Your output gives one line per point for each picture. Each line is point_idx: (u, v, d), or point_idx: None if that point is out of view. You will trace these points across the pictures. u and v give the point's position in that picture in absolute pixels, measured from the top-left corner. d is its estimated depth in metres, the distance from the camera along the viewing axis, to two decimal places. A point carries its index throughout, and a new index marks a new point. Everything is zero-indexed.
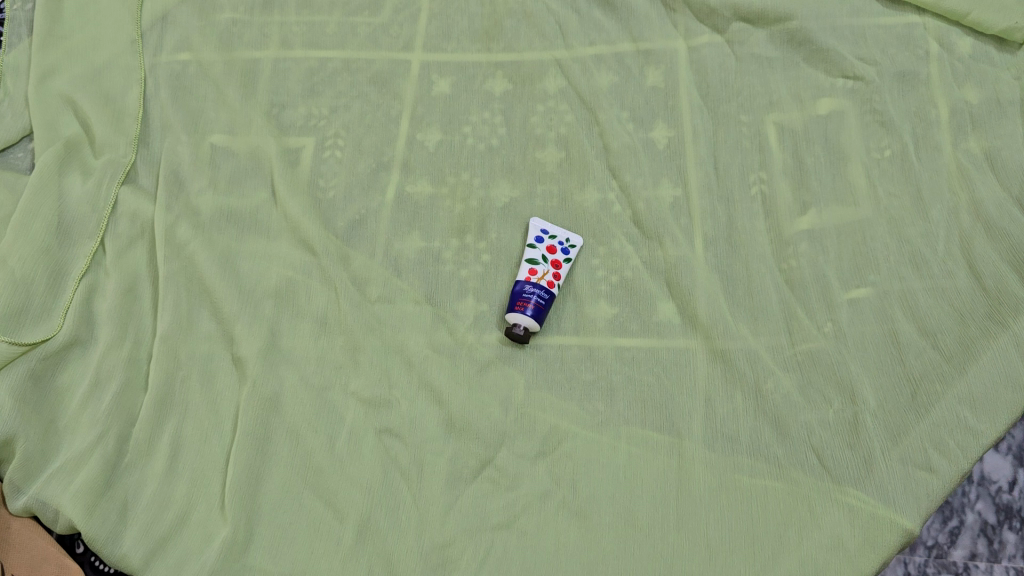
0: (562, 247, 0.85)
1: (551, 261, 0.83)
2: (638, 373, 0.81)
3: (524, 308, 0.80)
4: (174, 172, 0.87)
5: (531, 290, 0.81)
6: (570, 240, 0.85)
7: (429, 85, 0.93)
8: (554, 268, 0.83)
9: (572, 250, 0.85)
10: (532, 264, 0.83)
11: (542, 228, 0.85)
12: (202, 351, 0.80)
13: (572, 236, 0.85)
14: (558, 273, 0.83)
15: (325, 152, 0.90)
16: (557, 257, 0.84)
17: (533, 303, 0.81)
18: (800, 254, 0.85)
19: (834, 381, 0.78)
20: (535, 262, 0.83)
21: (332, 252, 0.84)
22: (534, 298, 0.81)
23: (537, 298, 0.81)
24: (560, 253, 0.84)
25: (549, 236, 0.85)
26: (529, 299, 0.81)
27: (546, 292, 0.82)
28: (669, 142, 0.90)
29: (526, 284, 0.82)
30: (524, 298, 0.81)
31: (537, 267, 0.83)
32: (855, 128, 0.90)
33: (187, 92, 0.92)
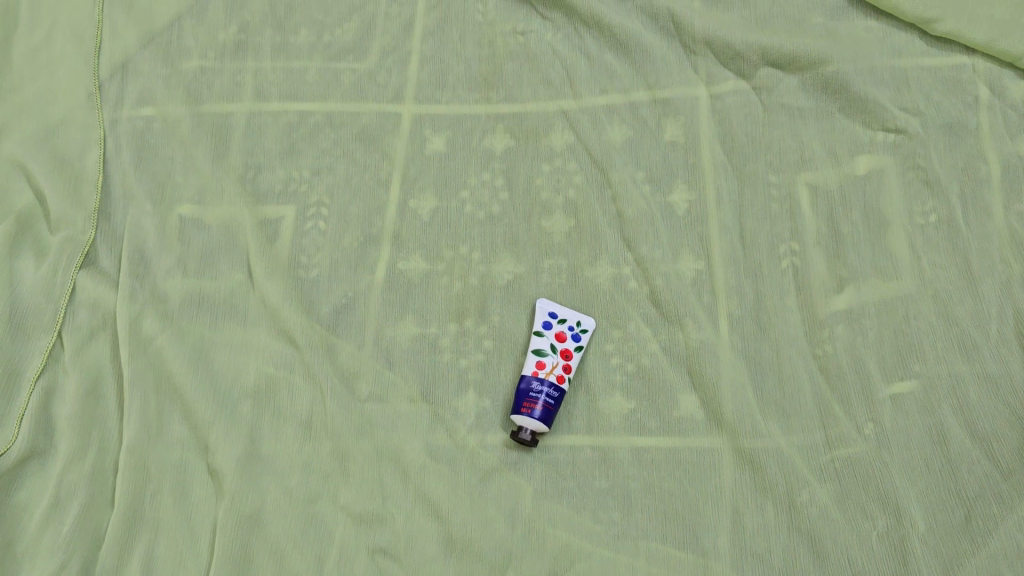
0: (572, 333, 0.76)
1: (560, 351, 0.75)
2: (658, 479, 0.73)
3: (530, 410, 0.72)
4: (140, 251, 0.78)
5: (538, 387, 0.73)
6: (581, 323, 0.77)
7: (422, 142, 0.83)
8: (564, 358, 0.75)
9: (583, 336, 0.76)
10: (538, 356, 0.75)
11: (549, 311, 0.77)
12: (174, 460, 0.73)
13: (583, 318, 0.77)
14: (568, 364, 0.75)
15: (307, 223, 0.80)
16: (567, 346, 0.76)
17: (541, 403, 0.73)
18: (836, 339, 0.76)
19: (877, 494, 0.70)
20: (542, 353, 0.75)
21: (316, 343, 0.75)
22: (541, 397, 0.73)
23: (546, 397, 0.73)
24: (570, 341, 0.76)
25: (558, 320, 0.76)
26: (536, 399, 0.73)
27: (555, 388, 0.74)
28: (690, 207, 0.81)
29: (533, 380, 0.74)
30: (531, 397, 0.73)
31: (544, 359, 0.75)
32: (897, 188, 0.81)
33: (152, 154, 0.83)
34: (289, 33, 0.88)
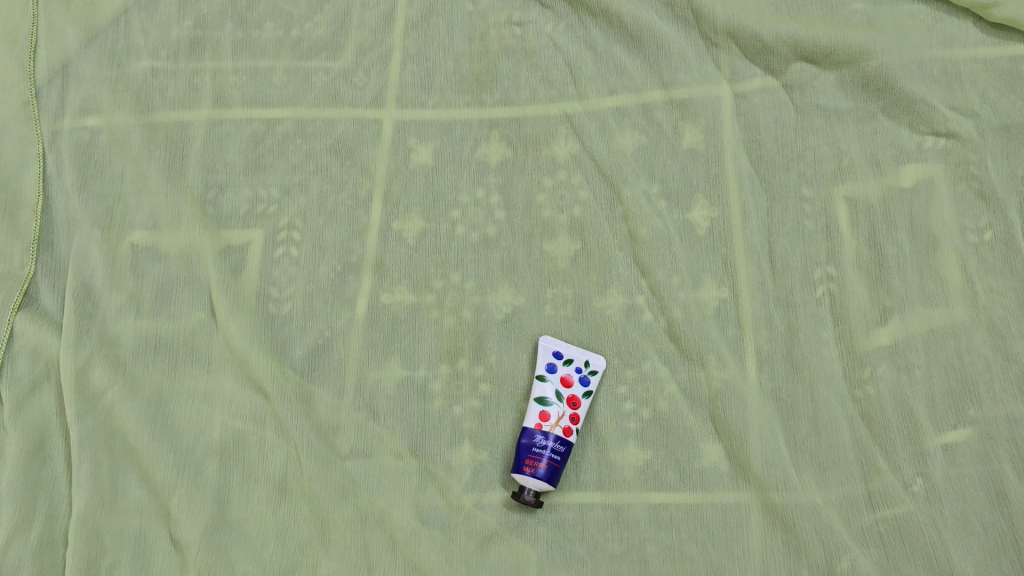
0: (580, 376, 0.67)
1: (566, 398, 0.66)
2: (679, 542, 0.65)
3: (534, 469, 0.64)
4: (87, 286, 0.69)
5: (542, 442, 0.64)
6: (590, 363, 0.68)
7: (407, 154, 0.73)
8: (572, 405, 0.66)
9: (593, 378, 0.67)
10: (542, 406, 0.66)
11: (553, 351, 0.68)
12: (132, 529, 0.64)
13: (592, 357, 0.68)
14: (576, 413, 0.66)
15: (277, 250, 0.71)
16: (575, 391, 0.67)
17: (546, 461, 0.64)
18: (879, 378, 0.67)
19: (926, 563, 0.62)
20: (546, 401, 0.66)
21: (289, 392, 0.67)
22: (546, 453, 0.64)
23: (551, 453, 0.64)
24: (578, 385, 0.67)
25: (563, 362, 0.67)
26: (540, 456, 0.64)
27: (562, 441, 0.65)
28: (712, 225, 0.72)
29: (537, 433, 0.65)
30: (535, 454, 0.64)
31: (549, 408, 0.66)
32: (948, 202, 0.71)
33: (98, 172, 0.72)
34: (252, 27, 0.77)
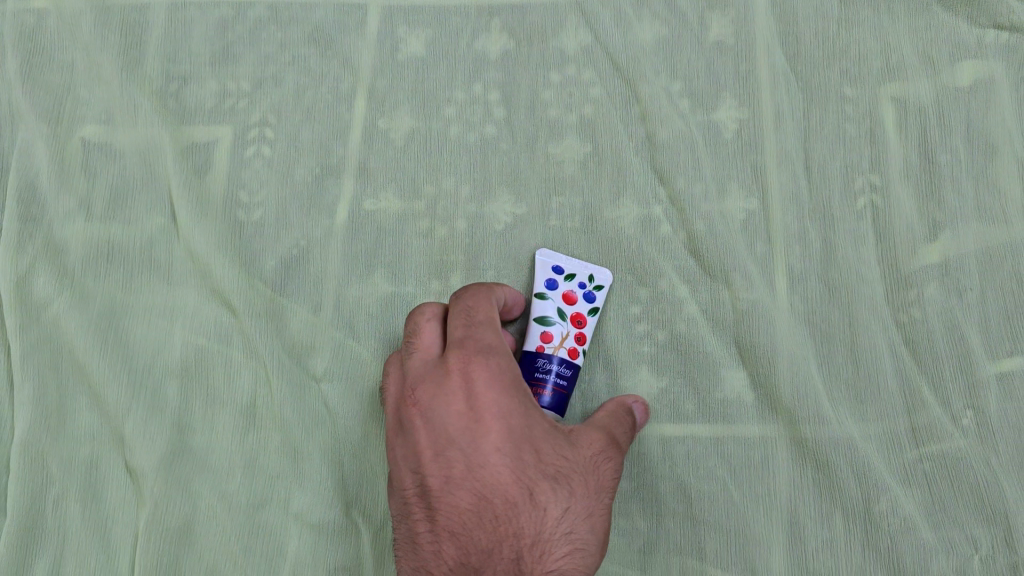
0: (584, 292, 0.59)
1: (570, 317, 0.57)
2: (696, 480, 0.58)
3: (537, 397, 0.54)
4: (32, 187, 0.61)
5: (545, 366, 0.55)
6: (595, 279, 0.59)
7: (395, 44, 0.65)
8: (577, 325, 0.57)
9: (598, 293, 0.59)
10: (543, 326, 0.57)
11: (552, 266, 0.59)
12: (82, 457, 0.57)
13: (597, 271, 0.59)
14: (582, 333, 0.57)
15: (246, 150, 0.62)
16: (579, 309, 0.58)
17: (551, 387, 0.55)
18: (926, 302, 0.59)
19: (977, 505, 0.55)
20: (548, 321, 0.57)
21: (260, 308, 0.59)
22: (551, 378, 0.55)
23: (557, 378, 0.55)
24: (582, 302, 0.58)
25: (565, 277, 0.59)
26: (544, 382, 0.55)
27: (569, 364, 0.56)
28: (741, 128, 0.63)
29: (539, 356, 0.56)
30: (537, 380, 0.55)
31: (552, 329, 0.57)
32: (1010, 103, 0.62)
33: (45, 60, 0.64)
34: None
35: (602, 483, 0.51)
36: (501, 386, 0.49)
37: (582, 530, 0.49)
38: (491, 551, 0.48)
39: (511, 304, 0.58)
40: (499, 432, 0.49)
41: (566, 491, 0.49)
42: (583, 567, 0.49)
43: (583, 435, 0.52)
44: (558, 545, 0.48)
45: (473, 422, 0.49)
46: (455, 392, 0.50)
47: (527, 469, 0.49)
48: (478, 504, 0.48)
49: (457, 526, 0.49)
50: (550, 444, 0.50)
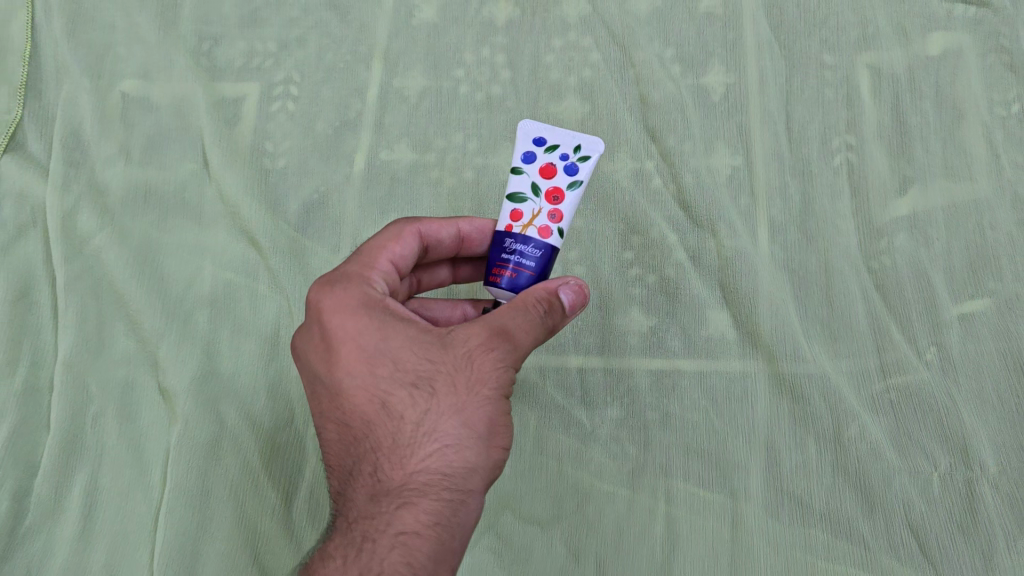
0: (565, 164, 0.50)
1: (545, 193, 0.49)
2: (682, 408, 0.63)
3: (498, 279, 0.48)
4: (76, 134, 0.66)
5: (511, 248, 0.48)
6: (582, 147, 0.50)
7: (411, 12, 0.70)
8: (552, 203, 0.49)
9: (582, 165, 0.50)
10: (514, 204, 0.50)
11: (530, 136, 0.51)
12: (119, 379, 0.63)
13: (585, 139, 0.50)
14: (558, 210, 0.49)
15: (271, 105, 0.68)
16: (557, 183, 0.50)
17: (513, 268, 0.48)
18: (896, 250, 0.64)
19: (938, 430, 0.59)
20: (519, 198, 0.50)
21: (283, 247, 0.64)
22: (513, 257, 0.48)
23: (520, 258, 0.48)
24: (562, 177, 0.50)
25: (544, 148, 0.50)
26: (506, 262, 0.48)
27: (539, 246, 0.48)
28: (728, 92, 0.68)
29: (505, 236, 0.49)
30: (500, 261, 0.48)
31: (522, 207, 0.49)
32: (975, 71, 0.67)
33: (89, 20, 0.69)
34: None
35: (478, 376, 0.45)
36: (354, 313, 0.47)
37: (454, 432, 0.45)
38: (357, 465, 0.47)
39: (478, 234, 0.56)
40: (347, 355, 0.46)
41: (427, 395, 0.45)
42: (458, 468, 0.44)
43: (462, 330, 0.46)
44: (422, 448, 0.45)
45: (324, 352, 0.47)
46: (311, 328, 0.48)
47: (378, 383, 0.45)
48: (340, 428, 0.47)
49: (334, 456, 0.48)
50: (412, 351, 0.46)
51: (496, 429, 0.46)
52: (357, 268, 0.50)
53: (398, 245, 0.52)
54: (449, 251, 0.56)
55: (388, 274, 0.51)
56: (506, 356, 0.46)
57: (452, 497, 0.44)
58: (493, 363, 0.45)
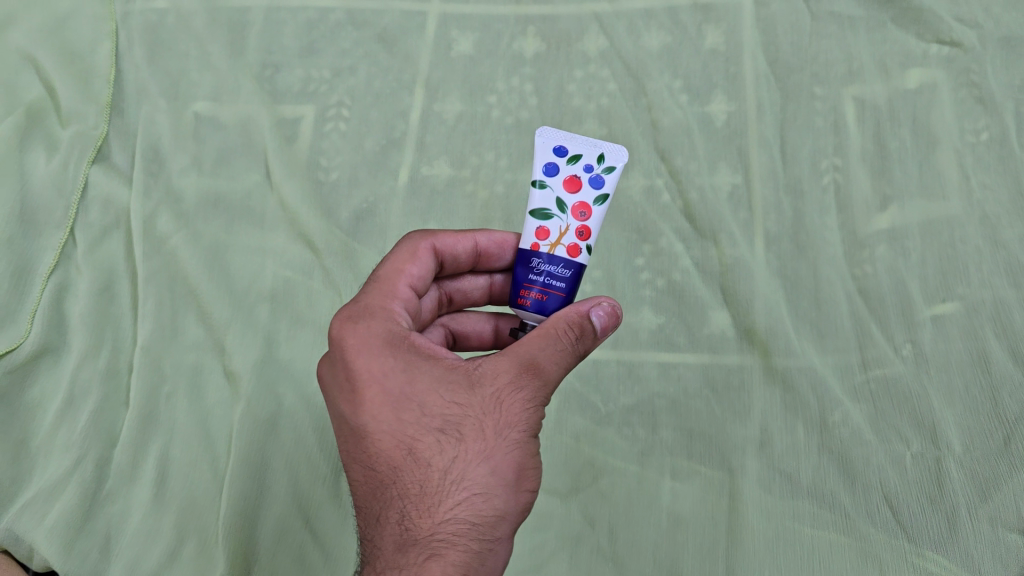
0: (590, 176, 0.54)
1: (572, 207, 0.54)
2: (686, 396, 0.71)
3: (526, 301, 0.52)
4: (155, 147, 0.76)
5: (539, 269, 0.52)
6: (605, 158, 0.55)
7: (449, 45, 0.79)
8: (580, 218, 0.53)
9: (607, 177, 0.54)
10: (541, 220, 0.54)
11: (553, 148, 0.55)
12: (189, 362, 0.71)
13: (607, 149, 0.55)
14: (585, 225, 0.53)
15: (325, 125, 0.77)
16: (584, 196, 0.54)
17: (541, 290, 0.52)
18: (876, 259, 0.73)
19: (912, 416, 0.67)
20: (546, 215, 0.54)
21: (336, 249, 0.73)
22: (541, 278, 0.52)
23: (549, 279, 0.52)
24: (588, 189, 0.54)
25: (568, 160, 0.55)
26: (534, 283, 0.52)
27: (568, 265, 0.52)
28: (729, 119, 0.77)
29: (532, 255, 0.53)
30: (528, 281, 0.53)
31: (550, 224, 0.53)
32: (947, 104, 0.76)
33: (166, 49, 0.79)
34: None
35: (507, 420, 0.50)
36: (378, 352, 0.51)
37: (483, 480, 0.49)
38: (383, 512, 0.51)
39: (495, 247, 0.62)
40: (374, 399, 0.50)
41: (454, 440, 0.49)
42: (488, 515, 0.49)
43: (490, 367, 0.51)
44: (450, 495, 0.49)
45: (351, 394, 0.51)
46: (337, 369, 0.52)
47: (405, 429, 0.50)
48: (368, 469, 0.51)
49: (363, 497, 0.52)
50: (438, 395, 0.50)
51: (522, 473, 0.50)
52: (378, 300, 0.55)
53: (415, 263, 0.58)
54: (466, 264, 0.62)
55: (407, 297, 0.56)
56: (532, 396, 0.51)
57: (480, 543, 0.49)
58: (520, 404, 0.50)
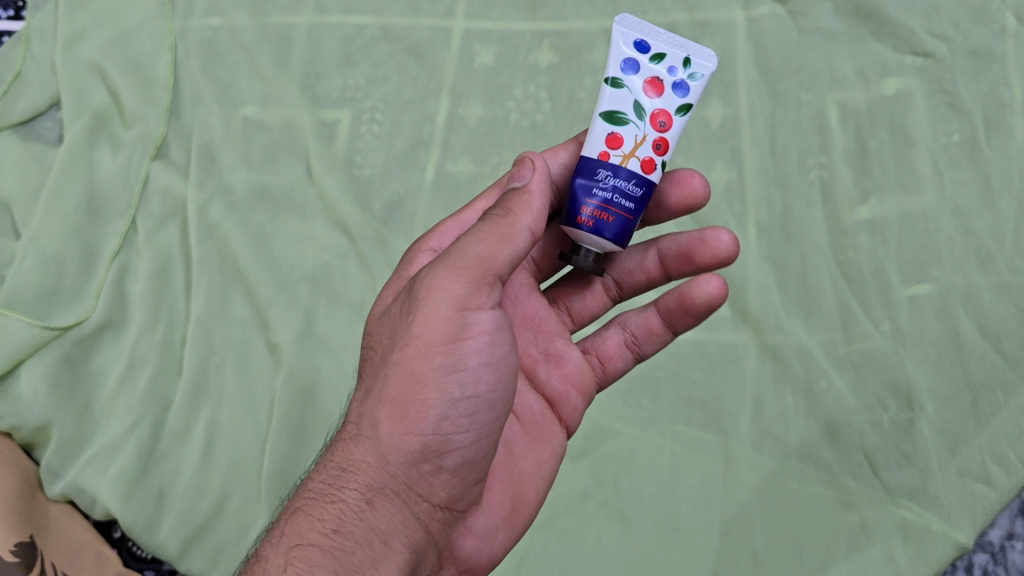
0: (674, 82, 0.55)
1: (650, 115, 0.55)
2: (685, 369, 0.78)
3: (593, 220, 0.53)
4: (208, 147, 0.85)
5: (606, 184, 0.53)
6: (690, 62, 0.56)
7: (472, 57, 0.87)
8: (660, 127, 0.55)
9: (691, 86, 0.55)
10: (616, 124, 0.54)
11: (636, 46, 0.55)
12: (236, 336, 0.79)
13: (693, 52, 0.56)
14: (662, 135, 0.55)
15: (360, 127, 0.86)
16: (665, 103, 0.55)
17: (610, 208, 0.53)
18: (859, 247, 0.80)
19: (890, 384, 0.75)
20: (622, 120, 0.54)
21: (370, 235, 0.82)
22: (607, 194, 0.53)
23: (614, 195, 0.53)
24: (670, 94, 0.55)
25: (651, 60, 0.55)
26: (596, 199, 0.53)
27: (639, 181, 0.53)
28: (724, 122, 0.85)
29: (601, 165, 0.54)
30: (592, 195, 0.53)
31: (624, 130, 0.54)
32: (922, 109, 0.82)
33: (219, 60, 0.87)
34: None
35: (392, 345, 0.52)
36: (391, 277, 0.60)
37: (363, 420, 0.53)
38: None
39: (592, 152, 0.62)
40: None
41: (365, 372, 0.55)
42: (360, 457, 0.52)
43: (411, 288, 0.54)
44: (345, 430, 0.54)
45: None
46: None
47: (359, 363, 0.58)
48: None
49: None
50: (378, 325, 0.56)
51: (397, 408, 0.51)
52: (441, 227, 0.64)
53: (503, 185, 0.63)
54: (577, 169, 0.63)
55: (478, 218, 0.62)
56: (413, 313, 0.51)
57: (356, 487, 0.52)
58: (405, 325, 0.51)
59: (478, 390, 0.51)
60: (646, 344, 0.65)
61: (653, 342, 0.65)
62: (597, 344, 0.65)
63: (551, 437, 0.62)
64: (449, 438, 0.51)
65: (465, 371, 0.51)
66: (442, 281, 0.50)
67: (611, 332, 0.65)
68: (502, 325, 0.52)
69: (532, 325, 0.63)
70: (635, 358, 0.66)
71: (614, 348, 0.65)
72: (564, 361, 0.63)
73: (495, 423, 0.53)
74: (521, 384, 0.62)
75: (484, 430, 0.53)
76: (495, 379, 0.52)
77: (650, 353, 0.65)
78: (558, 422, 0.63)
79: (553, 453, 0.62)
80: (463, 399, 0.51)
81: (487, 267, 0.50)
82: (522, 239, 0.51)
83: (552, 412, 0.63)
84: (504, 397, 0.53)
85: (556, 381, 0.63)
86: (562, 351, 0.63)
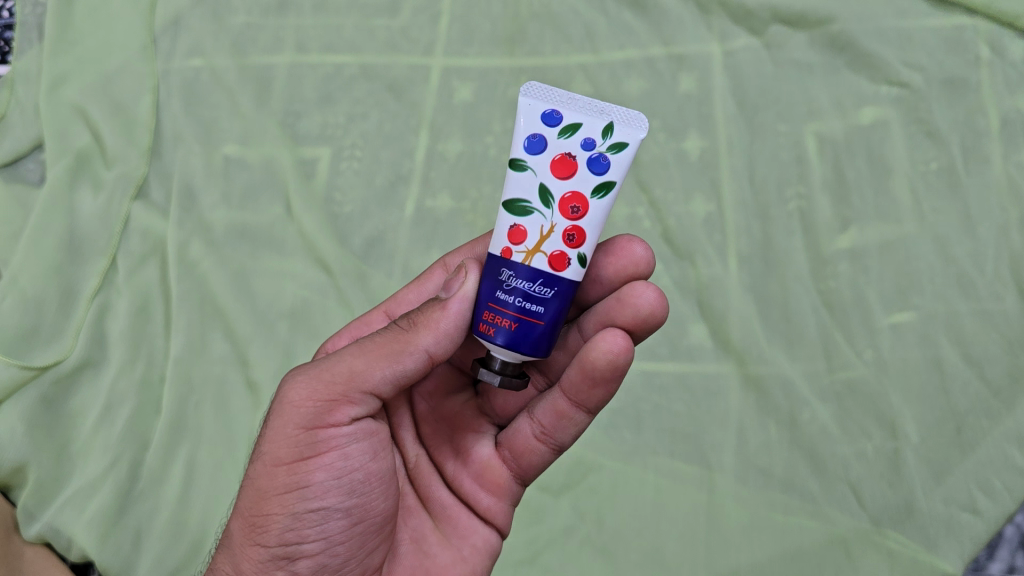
0: (590, 156, 0.52)
1: (561, 200, 0.52)
2: (668, 402, 0.78)
3: (496, 329, 0.50)
4: (189, 186, 0.85)
5: (512, 289, 0.50)
6: (612, 129, 0.52)
7: (450, 94, 0.88)
8: (571, 215, 0.51)
9: (611, 160, 0.52)
10: (521, 214, 0.52)
11: (544, 119, 0.52)
12: (215, 374, 0.79)
13: (616, 118, 0.52)
14: (574, 221, 0.51)
15: (341, 164, 0.86)
16: (578, 183, 0.52)
17: (514, 316, 0.50)
18: (839, 275, 0.79)
19: (874, 413, 0.75)
20: (526, 211, 0.52)
21: (349, 271, 0.83)
22: (513, 299, 0.50)
23: (520, 300, 0.50)
24: (585, 171, 0.52)
25: (560, 133, 0.52)
26: (504, 305, 0.50)
27: (548, 282, 0.50)
28: (702, 154, 0.84)
29: (503, 264, 0.51)
30: (499, 301, 0.50)
31: (528, 222, 0.51)
32: (899, 139, 0.82)
33: (201, 101, 0.88)
34: None
35: (253, 456, 0.55)
36: None
37: (229, 530, 0.57)
38: None
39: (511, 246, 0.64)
40: None
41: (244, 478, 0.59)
42: (225, 564, 0.56)
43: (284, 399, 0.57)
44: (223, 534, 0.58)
45: None
46: None
47: None
48: None
49: None
50: None
51: (253, 521, 0.54)
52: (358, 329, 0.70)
53: (419, 289, 0.67)
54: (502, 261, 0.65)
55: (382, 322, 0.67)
56: (270, 427, 0.54)
57: None
58: (262, 438, 0.55)
59: (330, 504, 0.53)
60: (558, 431, 0.58)
61: (565, 427, 0.58)
62: (508, 436, 0.61)
63: (470, 533, 0.62)
64: (297, 547, 0.54)
65: (312, 486, 0.53)
66: (296, 398, 0.53)
67: (520, 424, 0.60)
68: (356, 437, 0.54)
69: (449, 424, 0.64)
70: (552, 449, 0.60)
71: (524, 441, 0.60)
72: (474, 458, 0.62)
73: (351, 529, 0.55)
74: (432, 481, 0.63)
75: (335, 539, 0.54)
76: (348, 489, 0.54)
77: (565, 439, 0.58)
78: (478, 518, 0.63)
79: (473, 550, 0.62)
80: (311, 512, 0.53)
81: (346, 386, 0.53)
82: (413, 359, 0.53)
83: (467, 508, 0.62)
84: (359, 503, 0.55)
85: (464, 479, 0.63)
86: (472, 448, 0.63)
